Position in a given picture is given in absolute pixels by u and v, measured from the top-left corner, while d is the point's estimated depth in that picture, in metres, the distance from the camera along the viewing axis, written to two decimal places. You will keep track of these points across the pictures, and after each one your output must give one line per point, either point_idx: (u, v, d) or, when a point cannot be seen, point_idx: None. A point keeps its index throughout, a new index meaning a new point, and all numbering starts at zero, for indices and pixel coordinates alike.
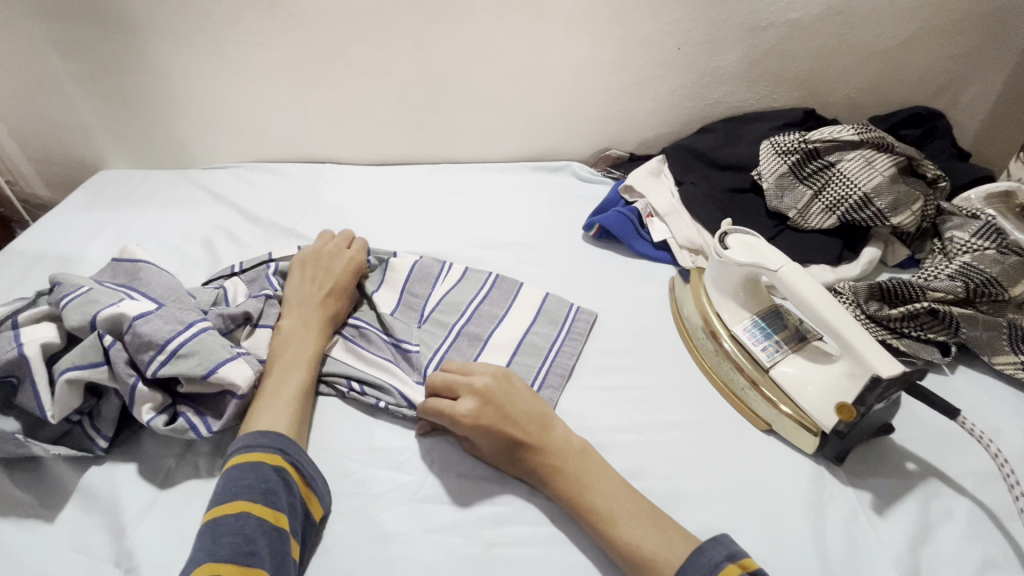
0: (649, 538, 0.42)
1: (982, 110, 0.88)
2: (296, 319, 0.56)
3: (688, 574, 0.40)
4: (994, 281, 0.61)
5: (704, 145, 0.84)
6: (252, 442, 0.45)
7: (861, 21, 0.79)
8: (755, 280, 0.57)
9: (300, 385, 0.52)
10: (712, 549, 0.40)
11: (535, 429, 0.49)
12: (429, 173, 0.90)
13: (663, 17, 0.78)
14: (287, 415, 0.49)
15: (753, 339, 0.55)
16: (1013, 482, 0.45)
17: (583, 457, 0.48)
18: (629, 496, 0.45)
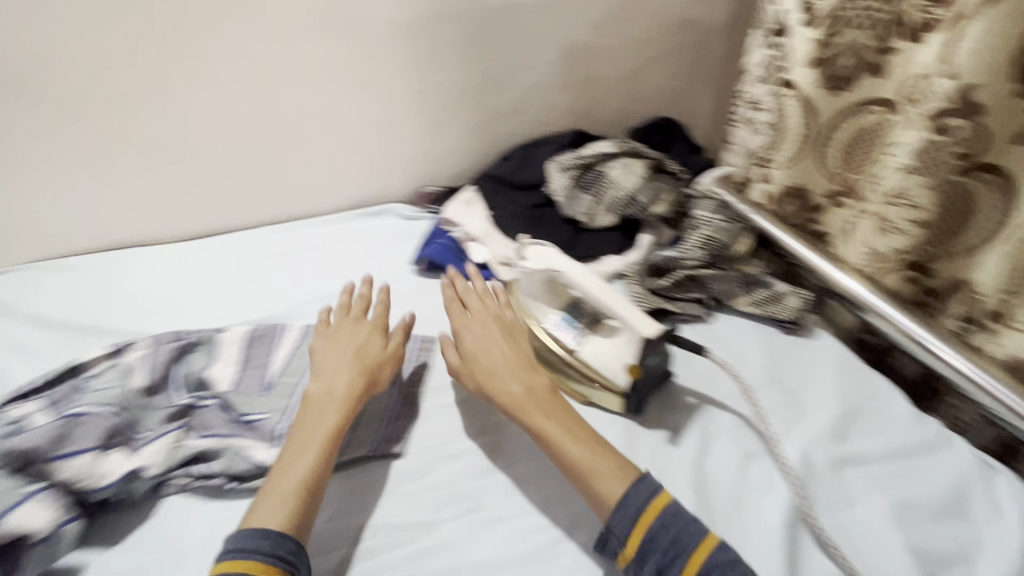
0: (614, 483, 0.50)
1: (704, 114, 1.13)
2: (317, 386, 0.57)
3: (628, 502, 0.48)
4: (726, 244, 0.81)
5: (504, 171, 0.96)
6: (247, 550, 0.45)
7: (601, 57, 0.98)
8: (554, 282, 0.68)
9: (306, 471, 0.50)
10: (646, 482, 0.49)
11: (520, 367, 0.59)
12: (247, 239, 0.88)
13: (443, 67, 0.89)
14: (287, 507, 0.48)
15: (558, 331, 0.66)
16: (748, 392, 0.60)
17: (560, 413, 0.55)
18: (604, 461, 0.51)
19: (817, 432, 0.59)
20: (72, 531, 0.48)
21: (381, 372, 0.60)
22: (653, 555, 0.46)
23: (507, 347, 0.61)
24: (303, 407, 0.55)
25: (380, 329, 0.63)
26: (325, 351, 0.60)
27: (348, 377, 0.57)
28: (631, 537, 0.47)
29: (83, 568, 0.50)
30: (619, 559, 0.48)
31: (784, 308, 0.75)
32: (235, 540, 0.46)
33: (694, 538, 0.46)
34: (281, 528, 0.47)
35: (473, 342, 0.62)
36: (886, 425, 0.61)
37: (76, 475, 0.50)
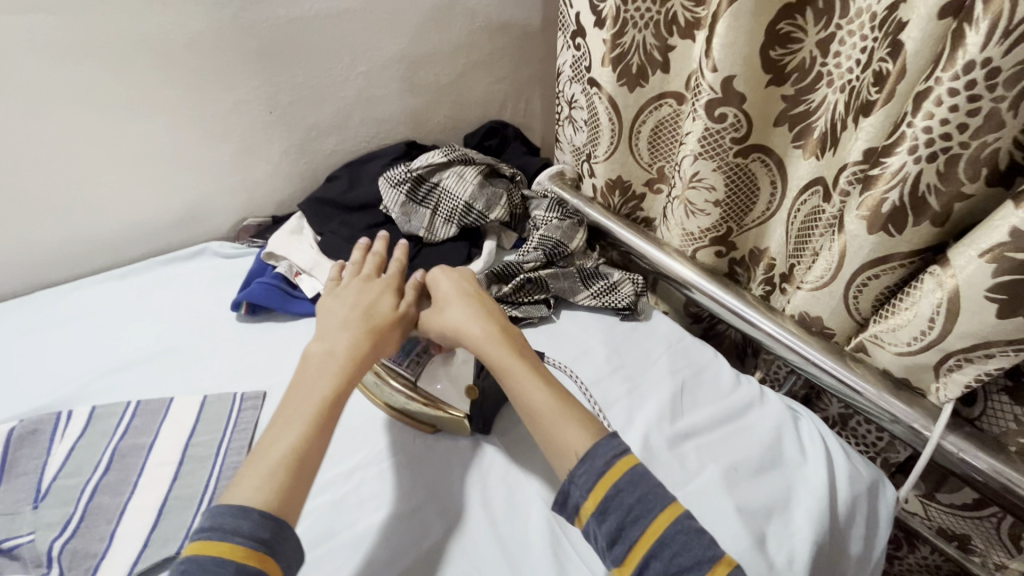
0: (579, 431, 0.51)
1: (537, 113, 1.16)
2: (319, 344, 0.54)
3: (597, 452, 0.49)
4: (561, 242, 0.82)
5: (333, 192, 0.90)
6: (222, 531, 0.40)
7: (422, 64, 0.95)
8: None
9: (296, 440, 0.46)
10: (614, 440, 0.50)
11: (494, 318, 0.61)
12: (21, 310, 0.75)
13: (237, 87, 0.80)
14: (271, 487, 0.44)
15: (394, 362, 0.64)
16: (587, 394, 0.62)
17: (523, 358, 0.57)
18: (567, 406, 0.53)
19: (652, 416, 0.62)
20: None
21: (395, 333, 0.60)
22: (614, 513, 0.46)
23: (485, 302, 0.63)
24: (304, 365, 0.53)
25: (392, 290, 0.63)
26: (340, 302, 0.60)
27: (364, 333, 0.56)
28: (595, 490, 0.47)
29: None
30: (579, 517, 0.48)
31: (619, 297, 0.78)
32: (210, 517, 0.42)
33: (662, 499, 0.46)
34: (263, 507, 0.42)
35: (452, 294, 0.64)
36: (711, 393, 0.66)
37: None
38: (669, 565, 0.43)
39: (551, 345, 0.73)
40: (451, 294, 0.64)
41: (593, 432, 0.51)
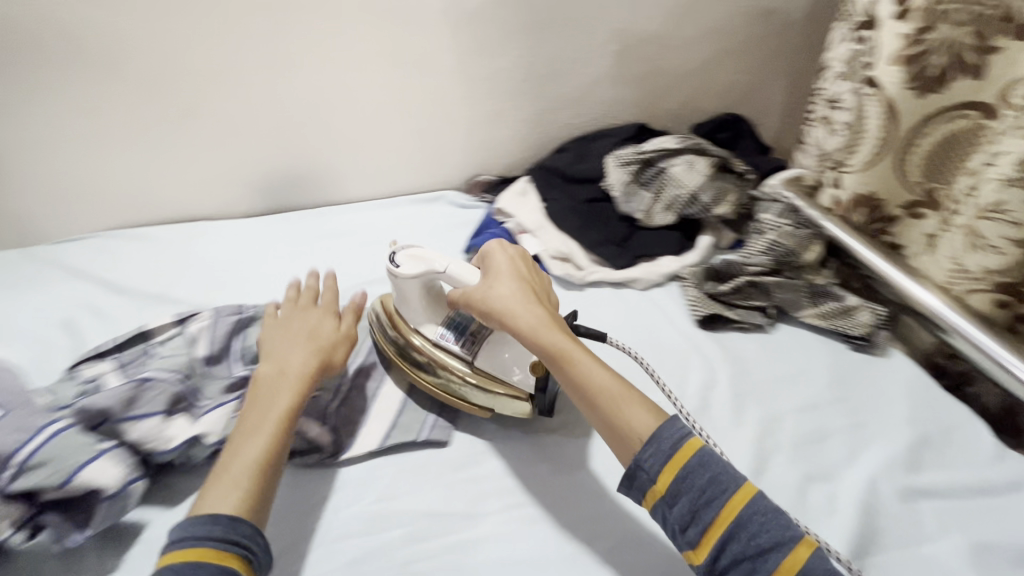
0: (643, 415, 0.47)
1: (775, 111, 1.07)
2: (267, 368, 0.54)
3: (662, 435, 0.45)
4: (792, 252, 0.77)
5: (561, 163, 0.93)
6: (195, 538, 0.42)
7: (669, 49, 0.94)
8: (435, 288, 0.64)
9: (260, 450, 0.48)
10: (676, 421, 0.47)
11: (539, 299, 0.57)
12: (304, 219, 0.91)
13: (505, 54, 0.87)
14: (247, 482, 0.46)
15: (450, 341, 0.61)
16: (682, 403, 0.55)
17: (575, 338, 0.54)
18: (627, 388, 0.50)
19: (883, 459, 0.56)
20: (140, 487, 0.47)
21: (337, 353, 0.58)
22: (686, 495, 0.43)
23: (529, 280, 0.58)
24: (254, 388, 0.53)
25: (333, 314, 0.62)
26: (279, 334, 0.58)
27: (302, 357, 0.55)
28: (662, 477, 0.44)
29: (143, 526, 0.48)
30: (648, 499, 0.45)
31: (853, 323, 0.71)
32: (181, 528, 0.43)
33: (732, 485, 0.43)
34: (233, 510, 0.44)
35: (494, 272, 0.58)
36: (962, 457, 0.57)
37: (148, 436, 0.48)
38: (747, 548, 0.40)
39: (764, 357, 0.69)
40: (493, 271, 0.58)
41: (657, 415, 0.48)
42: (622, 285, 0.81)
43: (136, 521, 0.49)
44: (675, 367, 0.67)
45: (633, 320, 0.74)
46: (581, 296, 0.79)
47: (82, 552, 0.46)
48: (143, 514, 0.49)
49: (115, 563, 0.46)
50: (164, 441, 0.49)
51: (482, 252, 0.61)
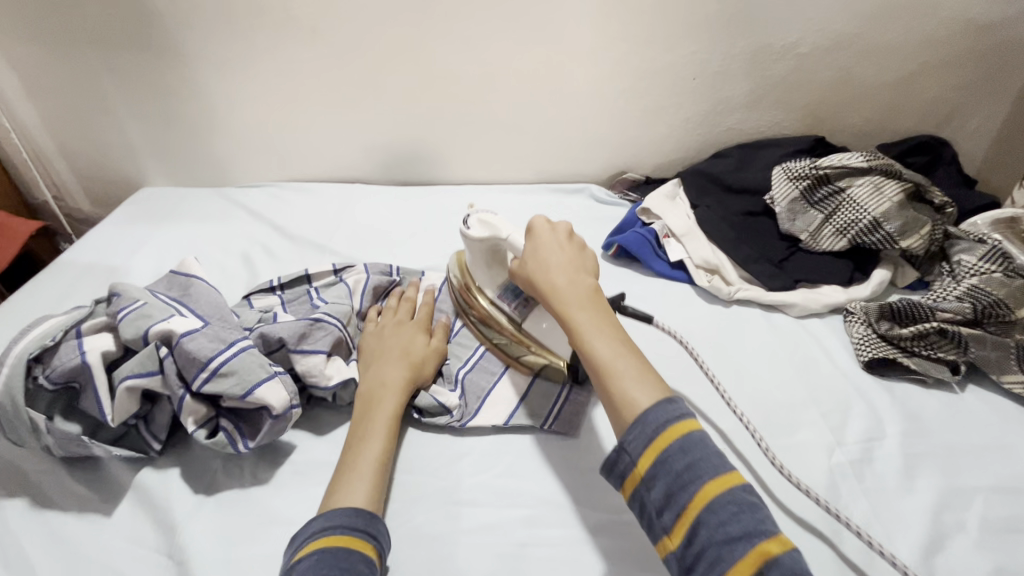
0: (640, 395, 0.42)
1: (988, 138, 0.91)
2: (369, 380, 0.54)
3: (647, 418, 0.41)
4: (1001, 303, 0.64)
5: (720, 169, 0.86)
6: (343, 526, 0.42)
7: (867, 56, 0.84)
8: (500, 253, 0.60)
9: (378, 450, 0.49)
10: (675, 403, 0.41)
11: (575, 265, 0.52)
12: (450, 194, 0.93)
13: (680, 49, 0.82)
14: (366, 481, 0.46)
15: (504, 302, 0.60)
16: (757, 436, 0.53)
17: (595, 307, 0.49)
18: (633, 364, 0.44)
19: None
20: (297, 413, 0.51)
21: (428, 365, 0.58)
22: (661, 478, 0.39)
23: (565, 250, 0.54)
24: (358, 399, 0.53)
25: (423, 327, 0.61)
26: (374, 343, 0.58)
27: (397, 371, 0.55)
28: (643, 458, 0.40)
29: (294, 448, 0.53)
30: (626, 484, 0.41)
31: None
32: (323, 518, 0.43)
33: (715, 469, 0.38)
34: (365, 504, 0.45)
35: (529, 240, 0.56)
36: None
37: (307, 370, 0.54)
38: (714, 535, 0.36)
39: (948, 419, 0.59)
40: (533, 248, 0.54)
41: (653, 396, 0.42)
42: (773, 308, 0.74)
43: (288, 442, 0.53)
44: (833, 408, 0.59)
45: (785, 347, 0.67)
46: (724, 313, 0.73)
47: (243, 459, 0.51)
48: (293, 438, 0.54)
49: (270, 475, 0.50)
50: (319, 377, 0.54)
51: (528, 223, 0.57)
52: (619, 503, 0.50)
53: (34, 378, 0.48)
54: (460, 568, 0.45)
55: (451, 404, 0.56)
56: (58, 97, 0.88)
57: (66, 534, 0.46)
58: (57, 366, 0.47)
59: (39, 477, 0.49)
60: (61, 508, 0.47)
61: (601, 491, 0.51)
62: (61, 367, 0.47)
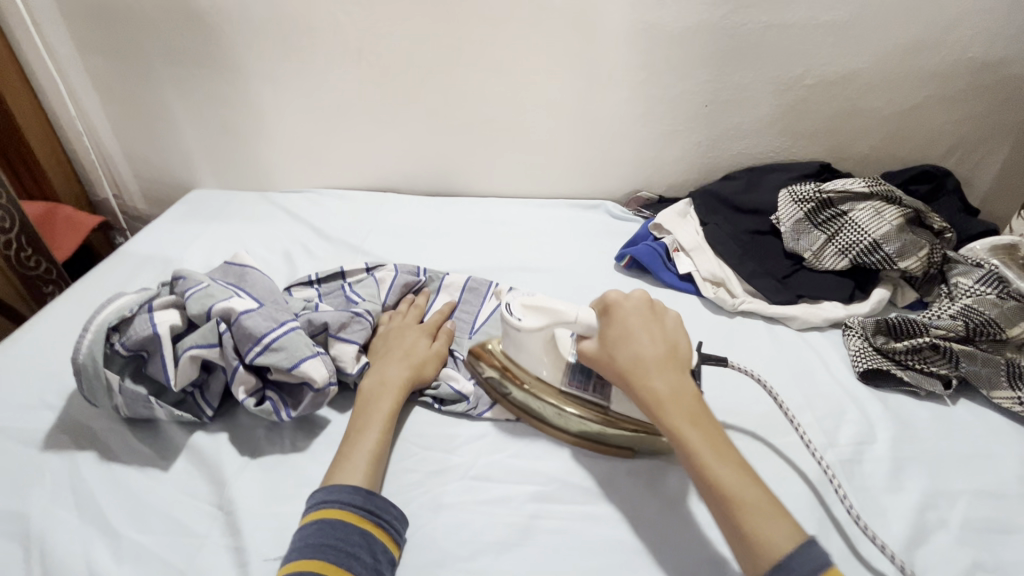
0: (777, 532, 0.42)
1: (991, 170, 0.95)
2: (371, 379, 0.59)
3: (792, 563, 0.40)
4: (992, 322, 0.68)
5: (729, 190, 0.91)
6: (340, 502, 0.47)
7: (872, 89, 0.89)
8: (553, 339, 0.58)
9: (375, 442, 0.53)
10: (815, 548, 0.41)
11: (673, 364, 0.51)
12: (473, 204, 1.00)
13: (694, 79, 0.89)
14: (365, 466, 0.51)
15: (577, 387, 0.57)
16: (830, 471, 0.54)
17: (705, 422, 0.48)
18: (760, 494, 0.44)
19: None
20: (334, 390, 0.57)
21: (428, 369, 0.62)
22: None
23: (653, 330, 0.53)
24: (359, 397, 0.58)
25: (427, 331, 0.66)
26: (381, 348, 0.63)
27: (399, 372, 0.59)
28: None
29: (328, 421, 0.58)
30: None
31: None
32: (324, 491, 0.48)
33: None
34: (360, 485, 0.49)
35: (616, 327, 0.53)
36: None
37: (339, 356, 0.60)
38: None
39: (938, 428, 0.62)
40: (620, 327, 0.53)
41: (791, 535, 0.42)
42: (775, 321, 0.78)
43: (324, 417, 0.59)
44: (827, 413, 0.63)
45: (785, 357, 0.71)
46: (729, 323, 0.77)
47: (283, 429, 0.57)
48: (328, 413, 0.59)
49: (307, 444, 0.56)
50: (352, 364, 0.60)
51: (601, 298, 0.56)
52: (621, 485, 0.54)
53: (112, 344, 0.55)
54: (475, 534, 0.50)
55: (467, 392, 0.62)
56: (127, 106, 0.98)
57: (128, 483, 0.52)
58: (132, 335, 0.54)
59: (106, 434, 0.56)
60: (125, 461, 0.54)
61: (606, 474, 0.56)
62: (135, 335, 0.54)
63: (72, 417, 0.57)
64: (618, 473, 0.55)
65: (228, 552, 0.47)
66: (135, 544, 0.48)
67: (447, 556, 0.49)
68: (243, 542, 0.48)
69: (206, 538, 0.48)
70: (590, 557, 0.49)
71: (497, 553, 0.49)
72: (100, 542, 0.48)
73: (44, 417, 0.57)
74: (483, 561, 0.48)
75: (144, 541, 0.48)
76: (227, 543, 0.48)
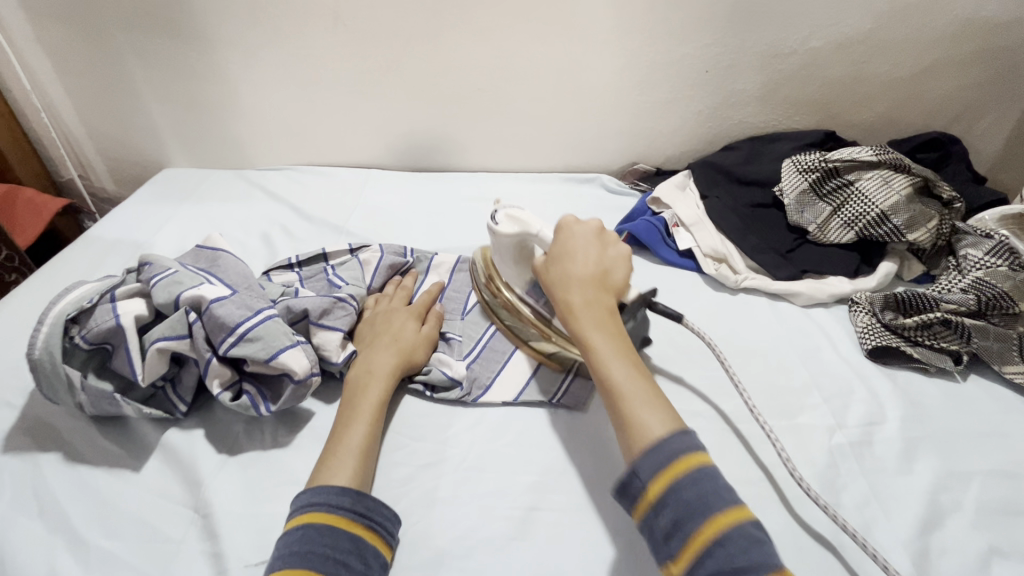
0: (653, 422, 0.43)
1: (997, 137, 0.92)
2: (358, 368, 0.55)
3: (661, 447, 0.41)
4: (1006, 295, 0.65)
5: (730, 161, 0.87)
6: (328, 504, 0.44)
7: (881, 52, 0.84)
8: (527, 249, 0.61)
9: (363, 437, 0.49)
10: (685, 435, 0.42)
11: (598, 279, 0.52)
12: (461, 180, 0.95)
13: (694, 42, 0.83)
14: (352, 464, 0.47)
15: (534, 299, 0.62)
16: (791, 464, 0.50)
17: (613, 329, 0.49)
18: (645, 388, 0.45)
19: None
20: (317, 380, 0.53)
21: (417, 354, 0.58)
22: (671, 507, 0.39)
23: (593, 253, 0.54)
24: (345, 387, 0.54)
25: (416, 314, 0.62)
26: (366, 334, 0.60)
27: (385, 359, 0.56)
28: (697, 527, 0.38)
29: (312, 414, 0.55)
30: (638, 512, 0.41)
31: None
32: (310, 493, 0.45)
33: (723, 502, 0.39)
34: (348, 485, 0.46)
35: (557, 253, 0.55)
36: None
37: (322, 344, 0.56)
38: (723, 566, 0.36)
39: (949, 406, 0.60)
40: (557, 249, 0.55)
41: (664, 425, 0.42)
42: (779, 297, 0.75)
43: (307, 410, 0.55)
44: (835, 392, 0.61)
45: (789, 335, 0.69)
46: (732, 301, 0.74)
47: (263, 423, 0.54)
48: (312, 405, 0.56)
49: (288, 439, 0.53)
50: (337, 352, 0.56)
51: (556, 221, 0.58)
52: (623, 474, 0.52)
53: (71, 337, 0.50)
54: (470, 531, 0.47)
55: (459, 377, 0.59)
56: (87, 78, 0.91)
57: (96, 486, 0.48)
58: (92, 327, 0.50)
59: (70, 433, 0.52)
60: (91, 461, 0.50)
61: (605, 464, 0.52)
62: (96, 327, 0.50)
63: (33, 416, 0.53)
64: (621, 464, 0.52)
65: (205, 558, 0.44)
66: (104, 553, 0.44)
67: (443, 555, 0.46)
68: (221, 547, 0.45)
69: (181, 543, 0.45)
70: (592, 552, 0.46)
71: (494, 551, 0.46)
72: (66, 551, 0.44)
73: (3, 417, 0.52)
74: (479, 560, 0.46)
75: (113, 549, 0.44)
76: (205, 548, 0.45)
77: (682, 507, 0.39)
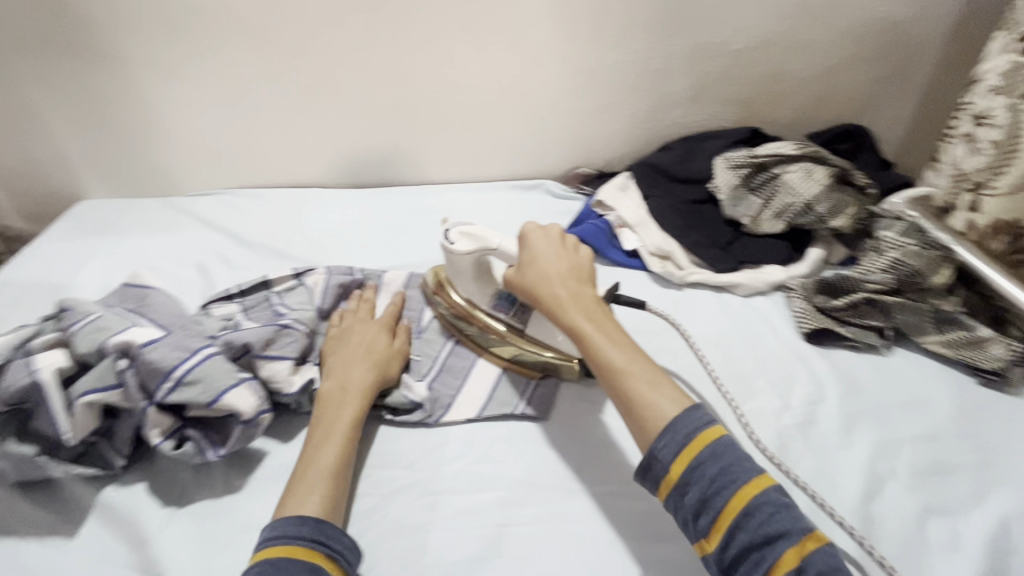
0: (662, 402, 0.46)
1: (899, 126, 1.00)
2: (329, 384, 0.54)
3: (677, 426, 0.44)
4: (918, 272, 0.71)
5: (667, 160, 0.90)
6: (286, 537, 0.42)
7: (794, 52, 0.90)
8: (486, 263, 0.62)
9: (336, 457, 0.48)
10: (699, 413, 0.45)
11: (576, 276, 0.55)
12: (406, 194, 0.93)
13: (624, 48, 0.86)
14: (321, 488, 0.46)
15: (502, 310, 0.61)
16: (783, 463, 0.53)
17: (604, 320, 0.53)
18: (646, 369, 0.49)
19: (1014, 504, 0.53)
20: (269, 418, 0.50)
21: (389, 369, 0.57)
22: (696, 484, 0.42)
23: (565, 251, 0.57)
24: (317, 404, 0.53)
25: (386, 329, 0.60)
26: (335, 351, 0.58)
27: (358, 375, 0.54)
28: (675, 464, 0.43)
29: (265, 453, 0.52)
30: (661, 489, 0.44)
31: (984, 356, 0.65)
32: (270, 527, 0.43)
33: (747, 472, 0.42)
34: (316, 513, 0.44)
35: (529, 254, 0.57)
36: None
37: (271, 377, 0.54)
38: (752, 537, 0.40)
39: (879, 379, 0.65)
40: (529, 252, 0.57)
41: (676, 404, 0.46)
42: (722, 289, 0.78)
43: (260, 449, 0.53)
44: (780, 376, 0.64)
45: (734, 325, 0.72)
46: (679, 297, 0.77)
47: (213, 469, 0.51)
48: (265, 444, 0.53)
49: (242, 482, 0.50)
50: (290, 384, 0.54)
51: (519, 230, 0.59)
52: (589, 479, 0.52)
53: None
54: (441, 554, 0.47)
55: (421, 399, 0.57)
56: None
57: (25, 560, 0.44)
58: (5, 386, 0.45)
59: None
60: (17, 533, 0.45)
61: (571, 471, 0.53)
62: (11, 387, 0.45)
63: None
64: (587, 469, 0.53)
65: None
66: None
67: None
68: None
69: None
70: (565, 561, 0.47)
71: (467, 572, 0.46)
72: None
73: None
74: None
75: None
76: None
77: (705, 481, 0.42)
